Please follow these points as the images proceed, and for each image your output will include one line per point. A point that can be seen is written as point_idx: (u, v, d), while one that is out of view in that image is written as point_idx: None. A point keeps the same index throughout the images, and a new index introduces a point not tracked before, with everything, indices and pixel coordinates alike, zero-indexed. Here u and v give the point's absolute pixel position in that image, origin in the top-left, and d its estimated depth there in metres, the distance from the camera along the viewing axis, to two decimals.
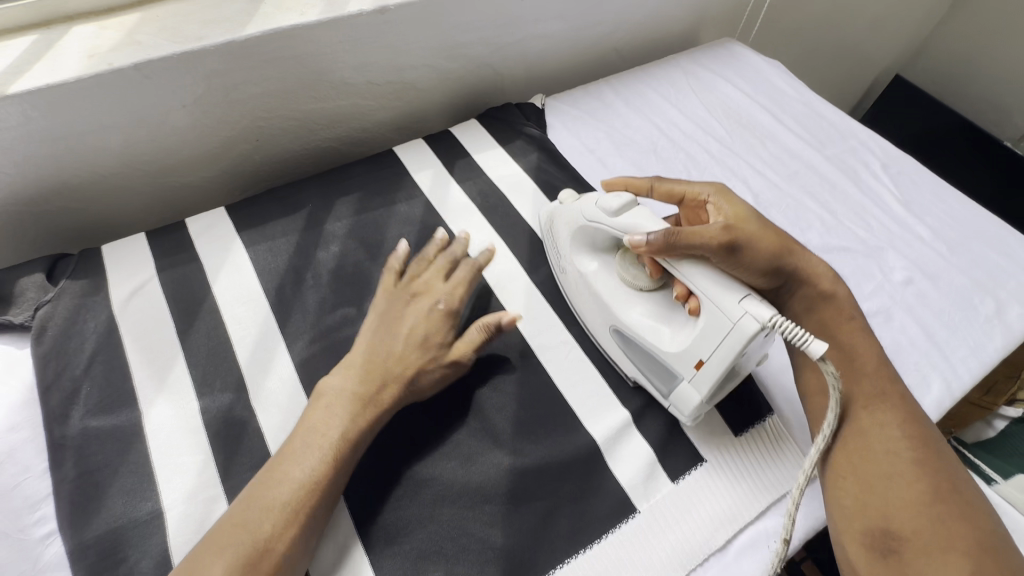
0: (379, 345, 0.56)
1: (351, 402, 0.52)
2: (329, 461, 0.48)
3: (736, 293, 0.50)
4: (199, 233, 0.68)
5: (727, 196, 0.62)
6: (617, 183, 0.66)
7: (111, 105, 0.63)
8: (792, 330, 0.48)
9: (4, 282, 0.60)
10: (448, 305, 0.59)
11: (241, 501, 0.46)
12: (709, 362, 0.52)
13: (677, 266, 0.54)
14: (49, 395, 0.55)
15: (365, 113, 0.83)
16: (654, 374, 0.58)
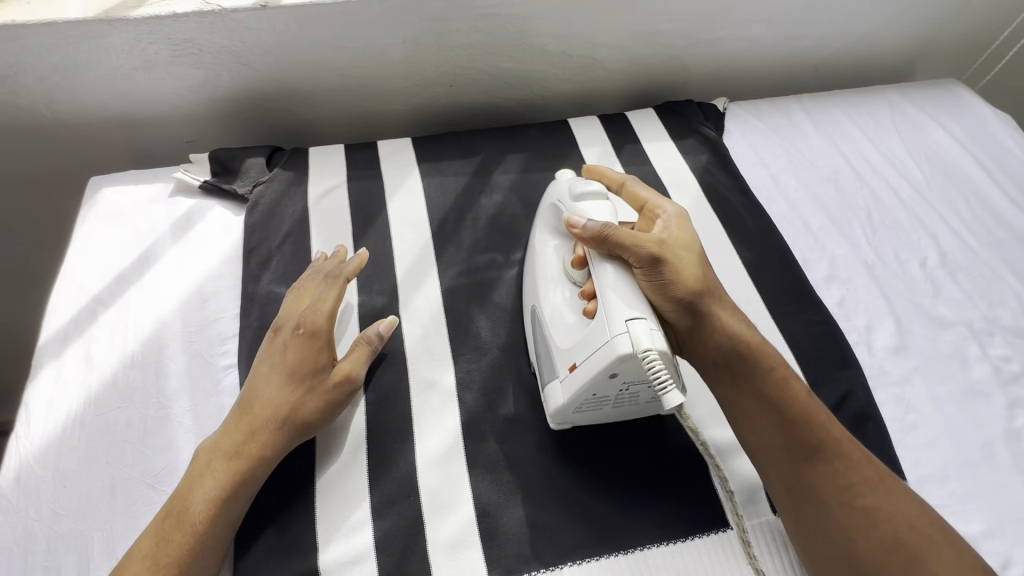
0: (263, 384, 0.53)
1: (232, 440, 0.50)
2: (221, 490, 0.48)
3: (627, 312, 0.49)
4: (387, 155, 0.76)
5: (682, 220, 0.59)
6: (593, 171, 0.64)
7: (349, 30, 0.72)
8: (658, 371, 0.46)
9: (236, 157, 0.72)
10: (310, 327, 0.55)
11: (245, 390, 0.53)
12: (581, 366, 0.50)
13: (598, 262, 0.53)
14: (250, 258, 0.65)
15: (551, 81, 0.86)
16: (545, 364, 0.56)
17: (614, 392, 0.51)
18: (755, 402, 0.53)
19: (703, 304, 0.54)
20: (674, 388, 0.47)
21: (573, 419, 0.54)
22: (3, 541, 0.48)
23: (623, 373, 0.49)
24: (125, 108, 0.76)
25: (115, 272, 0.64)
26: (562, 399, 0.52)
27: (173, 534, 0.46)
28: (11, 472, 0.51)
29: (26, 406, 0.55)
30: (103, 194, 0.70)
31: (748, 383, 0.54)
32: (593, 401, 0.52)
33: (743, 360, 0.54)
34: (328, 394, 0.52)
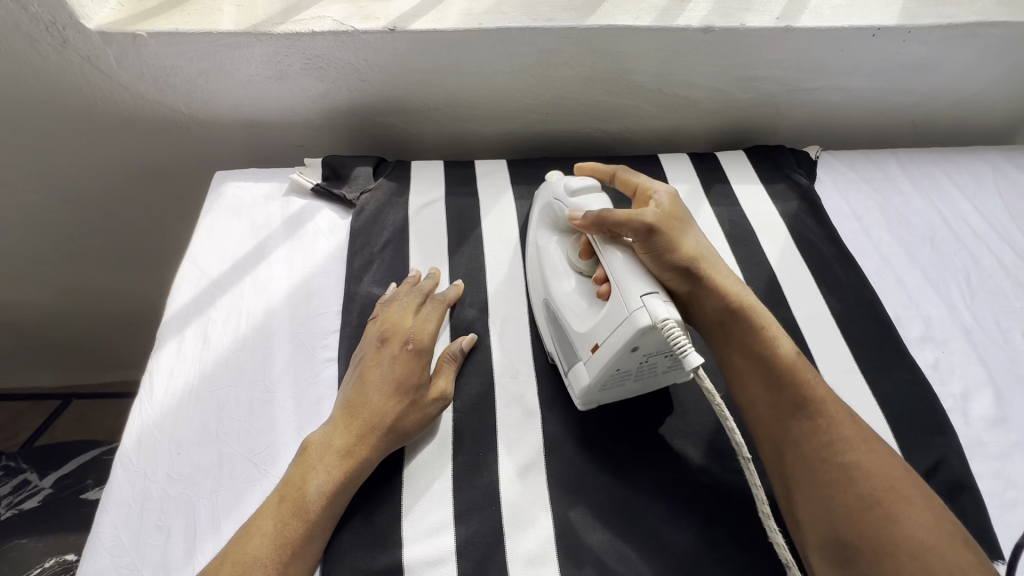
0: (362, 392, 0.55)
1: (339, 443, 0.52)
2: (337, 485, 0.51)
3: (641, 289, 0.51)
4: (483, 175, 0.80)
5: (674, 199, 0.61)
6: (585, 167, 0.67)
7: (464, 56, 0.76)
8: (677, 338, 0.47)
9: (347, 165, 0.78)
10: (419, 343, 0.59)
11: (349, 393, 0.56)
12: (603, 345, 0.52)
13: (602, 247, 0.56)
14: (354, 259, 0.70)
15: (644, 116, 0.88)
16: (564, 350, 0.59)
17: (637, 363, 0.53)
18: (746, 363, 0.54)
19: (696, 269, 0.55)
20: (693, 350, 0.47)
21: (601, 399, 0.57)
22: (123, 496, 0.53)
23: (645, 343, 0.50)
24: (252, 111, 0.83)
25: (233, 260, 0.69)
26: (586, 378, 0.55)
27: (288, 514, 0.49)
28: (134, 434, 0.56)
29: (150, 375, 0.60)
30: (226, 187, 0.77)
31: (743, 343, 0.54)
32: (617, 376, 0.54)
33: (738, 320, 0.55)
34: (427, 409, 0.56)
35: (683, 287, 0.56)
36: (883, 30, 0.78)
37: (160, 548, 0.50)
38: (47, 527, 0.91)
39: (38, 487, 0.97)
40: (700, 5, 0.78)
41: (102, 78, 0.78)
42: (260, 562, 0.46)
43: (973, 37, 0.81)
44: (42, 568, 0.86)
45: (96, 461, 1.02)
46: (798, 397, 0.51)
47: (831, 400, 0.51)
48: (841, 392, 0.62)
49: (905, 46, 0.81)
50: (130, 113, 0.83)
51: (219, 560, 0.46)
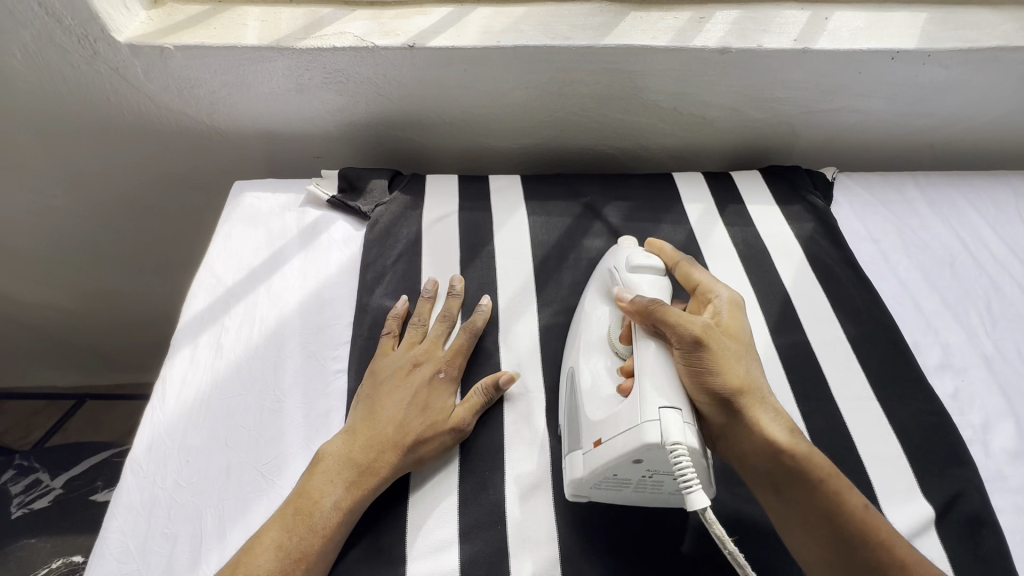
0: (384, 412, 0.56)
1: (354, 461, 0.52)
2: (349, 503, 0.51)
3: (661, 400, 0.48)
4: (497, 190, 0.81)
5: (736, 310, 0.59)
6: (654, 244, 0.67)
7: (481, 73, 0.77)
8: (684, 471, 0.45)
9: (363, 177, 0.79)
10: (448, 373, 0.60)
11: (364, 411, 0.56)
12: (606, 443, 0.49)
13: (642, 339, 0.54)
14: (367, 271, 0.70)
15: (659, 135, 0.88)
16: (569, 433, 0.55)
17: (637, 476, 0.49)
18: (759, 475, 0.51)
19: (739, 400, 0.51)
20: (699, 489, 0.44)
21: (591, 493, 0.52)
22: (132, 501, 0.53)
23: (648, 461, 0.47)
24: (272, 123, 0.85)
25: (248, 269, 0.70)
26: (580, 470, 0.51)
27: (302, 526, 0.49)
28: (145, 440, 0.57)
29: (163, 381, 0.61)
30: (244, 197, 0.78)
31: (793, 493, 0.49)
32: (612, 481, 0.50)
33: (789, 473, 0.49)
34: (443, 435, 0.55)
35: (721, 415, 0.52)
36: (902, 53, 0.78)
37: (166, 556, 0.50)
38: (54, 528, 0.91)
39: (48, 487, 0.98)
40: (717, 27, 0.79)
41: (129, 89, 0.80)
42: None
43: (995, 62, 0.80)
44: (48, 569, 0.87)
45: (106, 463, 1.03)
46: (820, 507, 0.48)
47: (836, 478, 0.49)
48: (856, 420, 0.61)
49: (925, 69, 0.80)
50: (154, 124, 0.85)
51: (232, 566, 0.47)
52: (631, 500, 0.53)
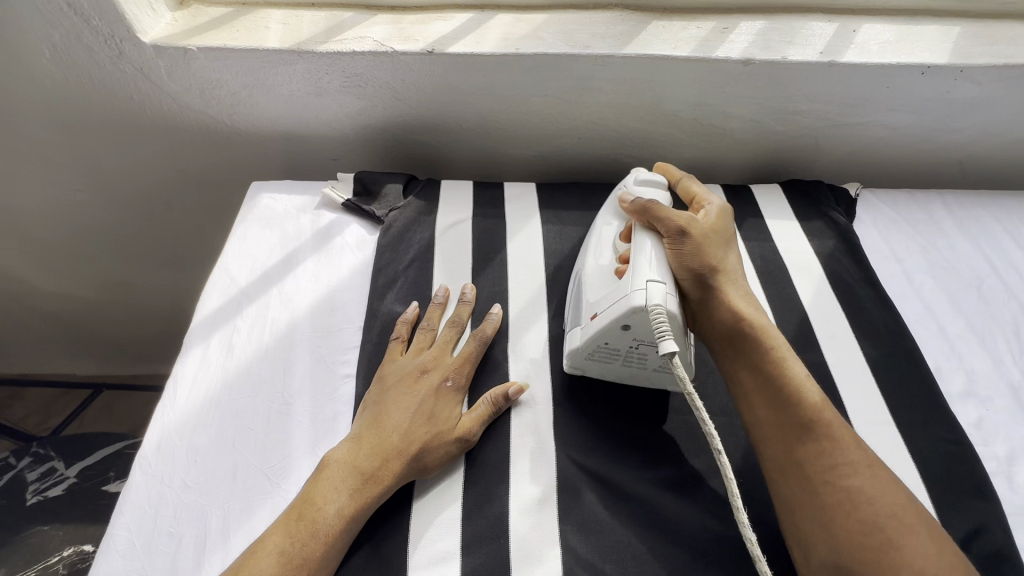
0: (390, 418, 0.56)
1: (358, 468, 0.52)
2: (351, 513, 0.50)
3: (649, 274, 0.56)
4: (511, 198, 0.80)
5: (723, 214, 0.66)
6: (660, 165, 0.75)
7: (500, 80, 0.77)
8: (660, 324, 0.53)
9: (379, 182, 0.79)
10: (456, 382, 0.59)
11: (372, 416, 0.56)
12: (600, 314, 0.57)
13: (635, 230, 0.62)
14: (378, 276, 0.70)
15: (678, 146, 0.87)
16: (572, 317, 0.63)
17: (626, 345, 0.57)
18: (722, 337, 0.59)
19: (715, 277, 0.60)
20: (670, 339, 0.52)
21: (585, 368, 0.61)
22: (140, 500, 0.53)
23: (635, 326, 0.55)
24: (291, 125, 0.85)
25: (262, 270, 0.71)
26: (579, 341, 0.59)
27: (306, 531, 0.49)
28: (154, 437, 0.57)
29: (174, 380, 0.61)
30: (261, 198, 0.79)
31: (749, 359, 0.56)
32: (604, 351, 0.59)
33: (744, 337, 0.57)
34: (449, 445, 0.55)
35: (695, 292, 0.60)
36: (933, 68, 0.75)
37: (170, 557, 0.51)
38: (65, 517, 0.93)
39: (63, 476, 0.99)
40: (741, 37, 0.77)
41: (154, 88, 0.81)
42: None
43: None
44: (60, 556, 0.89)
45: (118, 455, 1.05)
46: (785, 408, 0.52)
47: (826, 408, 0.52)
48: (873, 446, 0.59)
49: (956, 85, 0.78)
50: (176, 122, 0.87)
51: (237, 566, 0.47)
52: (624, 376, 0.61)
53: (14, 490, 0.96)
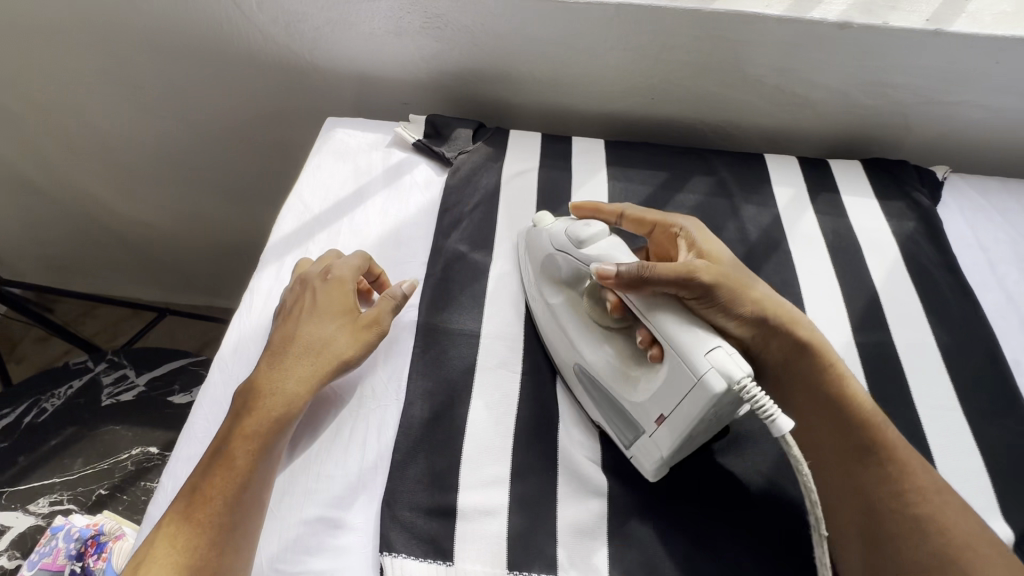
0: (291, 333, 0.56)
1: (264, 378, 0.53)
2: (262, 424, 0.50)
3: (703, 346, 0.46)
4: (579, 152, 0.79)
5: (704, 231, 0.60)
6: (586, 206, 0.66)
7: (579, 29, 0.76)
8: (762, 402, 0.45)
9: (450, 125, 0.79)
10: (342, 280, 0.59)
11: (260, 375, 0.53)
12: (671, 418, 0.48)
13: (642, 308, 0.51)
14: (444, 215, 0.71)
15: (754, 113, 0.84)
16: (604, 399, 0.55)
17: (710, 425, 0.49)
18: (777, 366, 0.57)
19: (762, 313, 0.54)
20: (781, 415, 0.45)
21: (669, 462, 0.51)
22: (218, 395, 0.58)
23: (722, 410, 0.47)
24: (366, 64, 0.87)
25: (334, 200, 0.73)
26: (659, 451, 0.50)
27: (194, 519, 0.46)
28: (232, 342, 0.61)
29: (251, 293, 0.65)
30: (335, 133, 0.81)
31: (804, 382, 0.55)
32: (690, 444, 0.50)
33: (798, 360, 0.55)
34: (357, 336, 0.57)
35: (738, 331, 0.55)
36: None
37: None
38: (136, 419, 1.01)
39: (133, 383, 1.06)
40: None
41: (241, 18, 0.84)
42: (212, 496, 0.47)
43: None
44: (129, 454, 0.97)
45: (183, 370, 1.09)
46: (834, 410, 0.54)
47: (862, 397, 0.54)
48: (936, 429, 0.58)
49: None
50: (257, 55, 0.89)
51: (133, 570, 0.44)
52: (695, 448, 0.53)
53: (91, 391, 1.05)
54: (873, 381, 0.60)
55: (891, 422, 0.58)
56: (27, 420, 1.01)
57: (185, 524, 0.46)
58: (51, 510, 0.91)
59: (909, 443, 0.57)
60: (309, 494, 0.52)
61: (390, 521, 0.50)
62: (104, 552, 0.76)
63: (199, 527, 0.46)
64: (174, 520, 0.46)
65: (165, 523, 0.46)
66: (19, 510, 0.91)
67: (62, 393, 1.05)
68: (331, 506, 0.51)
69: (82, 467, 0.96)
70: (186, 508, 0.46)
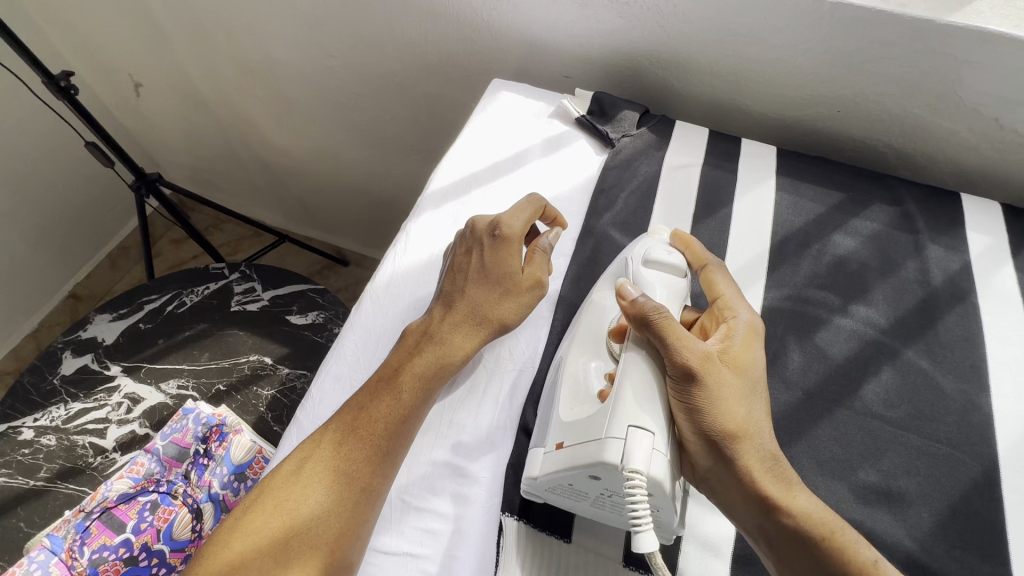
0: (463, 283, 0.56)
1: (436, 326, 0.55)
2: (432, 369, 0.53)
3: (637, 420, 0.44)
4: (748, 155, 0.75)
5: (751, 337, 0.52)
6: (679, 239, 0.60)
7: (778, 24, 0.71)
8: (636, 502, 0.42)
9: (617, 106, 0.77)
10: (505, 234, 0.57)
11: (433, 324, 0.55)
12: (564, 448, 0.47)
13: (630, 354, 0.49)
14: (599, 196, 0.70)
15: (955, 146, 0.75)
16: (539, 429, 0.52)
17: (595, 492, 0.46)
18: (753, 531, 0.47)
19: (731, 444, 0.47)
20: (648, 530, 0.42)
21: (546, 496, 0.49)
22: (369, 324, 0.61)
23: (606, 480, 0.45)
24: (540, 32, 0.86)
25: (493, 161, 0.74)
26: (538, 470, 0.48)
27: (359, 433, 0.49)
28: (383, 279, 0.64)
29: (405, 234, 0.68)
30: (500, 95, 0.81)
31: (781, 553, 0.45)
32: (569, 490, 0.47)
33: (773, 527, 0.45)
34: (521, 296, 0.57)
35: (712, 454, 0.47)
36: None
37: None
38: (257, 328, 1.10)
39: (259, 296, 1.15)
40: None
41: None
42: (375, 423, 0.50)
43: None
44: (247, 358, 1.06)
45: (302, 294, 1.14)
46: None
47: None
48: None
49: None
50: (435, 9, 0.91)
51: (301, 461, 0.49)
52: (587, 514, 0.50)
53: (224, 295, 1.15)
54: None
55: None
56: (169, 308, 1.13)
57: (347, 441, 0.49)
58: (179, 392, 1.02)
59: None
60: (440, 440, 0.53)
61: (514, 484, 0.52)
62: (224, 442, 0.83)
63: (362, 449, 0.49)
64: (337, 434, 0.49)
65: (329, 435, 0.50)
66: (152, 386, 1.03)
67: (199, 292, 1.15)
68: (459, 453, 0.53)
69: (206, 360, 1.06)
70: (348, 426, 0.50)
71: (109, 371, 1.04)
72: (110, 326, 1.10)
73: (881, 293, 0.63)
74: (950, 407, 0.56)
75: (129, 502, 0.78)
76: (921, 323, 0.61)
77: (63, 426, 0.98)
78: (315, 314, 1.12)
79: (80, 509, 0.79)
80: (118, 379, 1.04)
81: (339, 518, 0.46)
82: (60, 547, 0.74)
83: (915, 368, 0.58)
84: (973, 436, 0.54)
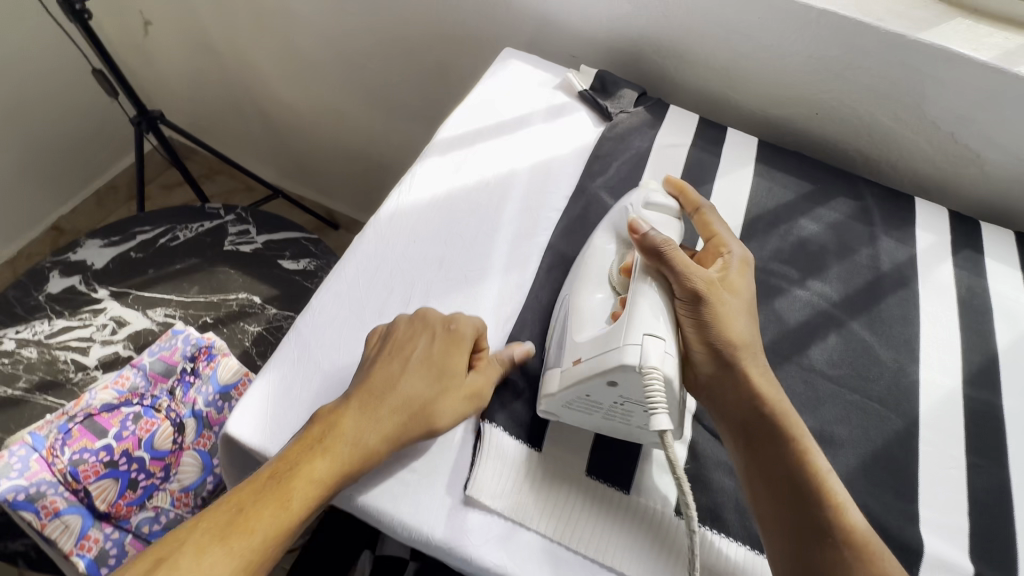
0: (413, 360, 0.54)
1: (404, 346, 0.54)
2: (404, 406, 0.51)
3: (650, 328, 0.51)
4: (732, 142, 0.81)
5: (743, 267, 0.62)
6: (675, 185, 0.67)
7: (771, 25, 0.78)
8: (653, 394, 0.48)
9: (618, 84, 0.83)
10: (460, 329, 0.56)
11: (395, 339, 0.55)
12: (583, 363, 0.52)
13: (641, 275, 0.56)
14: (594, 162, 0.76)
15: (914, 157, 0.83)
16: (553, 352, 0.58)
17: (609, 401, 0.52)
18: (734, 422, 0.55)
19: (733, 351, 0.56)
20: (664, 414, 0.48)
21: (562, 415, 0.55)
22: (371, 250, 0.65)
23: (621, 386, 0.50)
24: (554, 10, 0.91)
25: (499, 121, 0.79)
26: (556, 386, 0.53)
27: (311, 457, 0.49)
28: (388, 212, 0.68)
29: (412, 176, 0.72)
30: (511, 63, 0.87)
31: (761, 446, 0.53)
32: (584, 402, 0.53)
33: (761, 421, 0.54)
34: (464, 406, 0.54)
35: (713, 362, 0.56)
36: None
37: (382, 298, 0.62)
38: (248, 269, 1.12)
39: (253, 239, 1.17)
40: None
41: None
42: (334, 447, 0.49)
43: None
44: (235, 296, 1.09)
45: (296, 241, 1.17)
46: (789, 472, 0.51)
47: (827, 476, 0.51)
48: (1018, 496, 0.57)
49: None
50: None
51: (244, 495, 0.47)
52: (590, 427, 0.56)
53: (218, 234, 1.16)
54: (968, 431, 0.60)
55: (978, 474, 0.57)
56: (162, 241, 1.14)
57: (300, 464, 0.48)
58: (166, 320, 1.04)
59: (991, 497, 0.56)
60: None
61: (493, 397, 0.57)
62: (213, 362, 0.87)
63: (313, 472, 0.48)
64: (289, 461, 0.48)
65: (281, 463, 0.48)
66: (139, 312, 1.04)
67: (193, 228, 1.17)
68: None
69: (195, 294, 1.08)
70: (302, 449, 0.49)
71: (96, 294, 1.06)
72: (100, 252, 1.11)
73: (835, 272, 0.71)
74: (883, 372, 0.63)
75: (112, 411, 0.80)
76: (867, 301, 0.69)
77: (46, 341, 0.99)
78: (306, 262, 1.15)
79: (63, 412, 0.80)
80: (104, 303, 1.05)
81: (269, 517, 0.46)
82: (41, 444, 0.76)
83: (856, 337, 0.65)
84: (898, 397, 0.62)
